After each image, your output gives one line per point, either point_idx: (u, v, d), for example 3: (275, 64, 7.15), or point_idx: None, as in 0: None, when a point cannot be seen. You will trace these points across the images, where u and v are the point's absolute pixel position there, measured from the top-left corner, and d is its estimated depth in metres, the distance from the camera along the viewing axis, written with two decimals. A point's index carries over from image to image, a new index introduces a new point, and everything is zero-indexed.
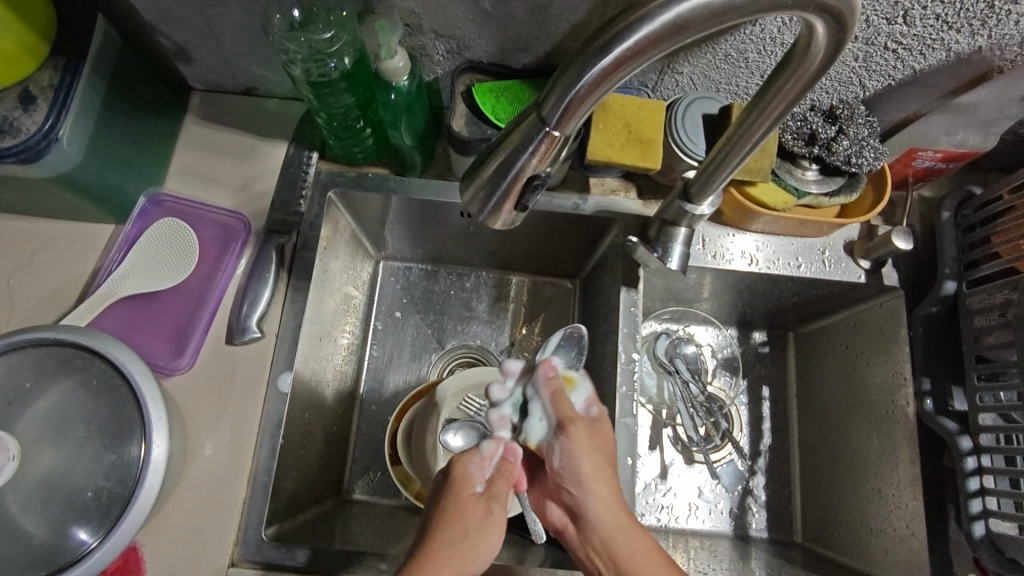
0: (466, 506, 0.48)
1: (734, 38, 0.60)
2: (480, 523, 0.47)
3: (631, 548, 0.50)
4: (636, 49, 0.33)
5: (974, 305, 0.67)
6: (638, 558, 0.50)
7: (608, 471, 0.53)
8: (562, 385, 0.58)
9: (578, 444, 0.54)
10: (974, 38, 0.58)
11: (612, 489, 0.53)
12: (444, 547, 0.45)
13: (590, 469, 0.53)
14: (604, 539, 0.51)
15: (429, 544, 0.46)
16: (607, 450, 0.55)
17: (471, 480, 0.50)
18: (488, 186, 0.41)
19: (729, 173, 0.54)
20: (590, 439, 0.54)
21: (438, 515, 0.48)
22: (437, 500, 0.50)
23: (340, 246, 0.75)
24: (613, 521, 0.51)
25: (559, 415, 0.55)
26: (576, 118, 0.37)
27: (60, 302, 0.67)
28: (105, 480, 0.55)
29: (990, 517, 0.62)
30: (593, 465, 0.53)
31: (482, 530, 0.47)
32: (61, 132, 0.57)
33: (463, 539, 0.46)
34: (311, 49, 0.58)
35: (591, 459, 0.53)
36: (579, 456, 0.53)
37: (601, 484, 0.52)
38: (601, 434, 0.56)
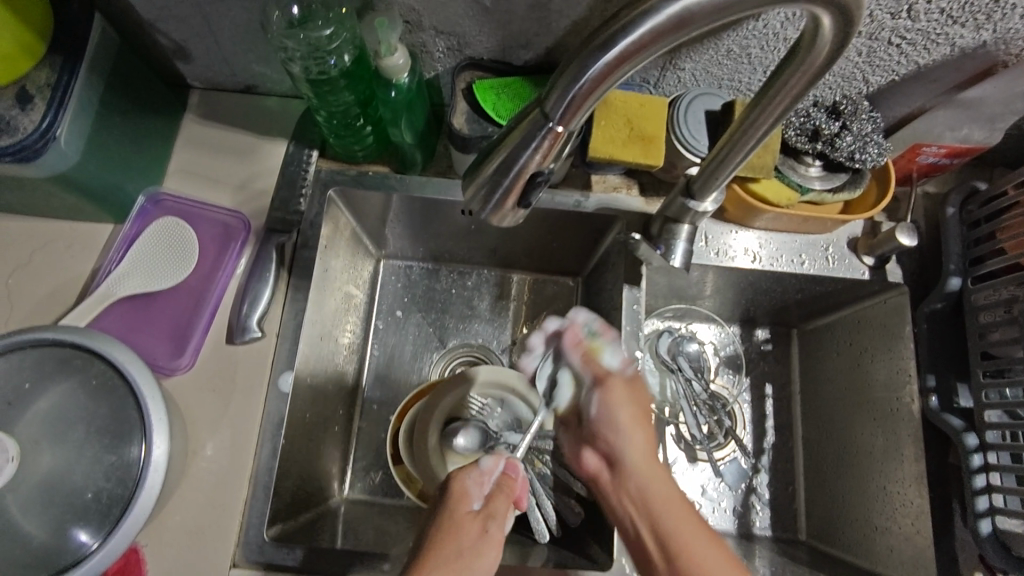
0: (464, 522, 0.48)
1: (737, 34, 0.60)
2: (477, 540, 0.47)
3: (666, 500, 0.49)
4: (640, 43, 0.32)
5: (979, 301, 0.67)
6: (672, 508, 0.49)
7: (643, 422, 0.54)
8: (590, 346, 0.60)
9: (614, 395, 0.56)
10: (979, 32, 0.57)
11: (648, 440, 0.54)
12: (438, 563, 0.44)
13: (625, 418, 0.54)
14: (636, 484, 0.51)
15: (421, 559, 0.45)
16: (642, 406, 0.56)
17: (469, 495, 0.50)
18: (490, 183, 0.41)
19: (733, 170, 0.53)
20: (627, 389, 0.56)
21: (435, 530, 0.47)
22: (434, 517, 0.49)
23: (341, 245, 0.75)
24: (644, 465, 0.52)
25: (593, 372, 0.58)
26: (579, 115, 0.37)
27: (59, 303, 0.67)
28: (105, 481, 0.55)
29: (996, 514, 0.62)
30: (627, 414, 0.54)
31: (477, 549, 0.46)
32: (58, 132, 0.57)
33: (459, 556, 0.45)
34: (310, 46, 0.58)
35: (627, 409, 0.55)
36: (615, 405, 0.55)
37: (634, 432, 0.54)
38: (638, 388, 0.56)
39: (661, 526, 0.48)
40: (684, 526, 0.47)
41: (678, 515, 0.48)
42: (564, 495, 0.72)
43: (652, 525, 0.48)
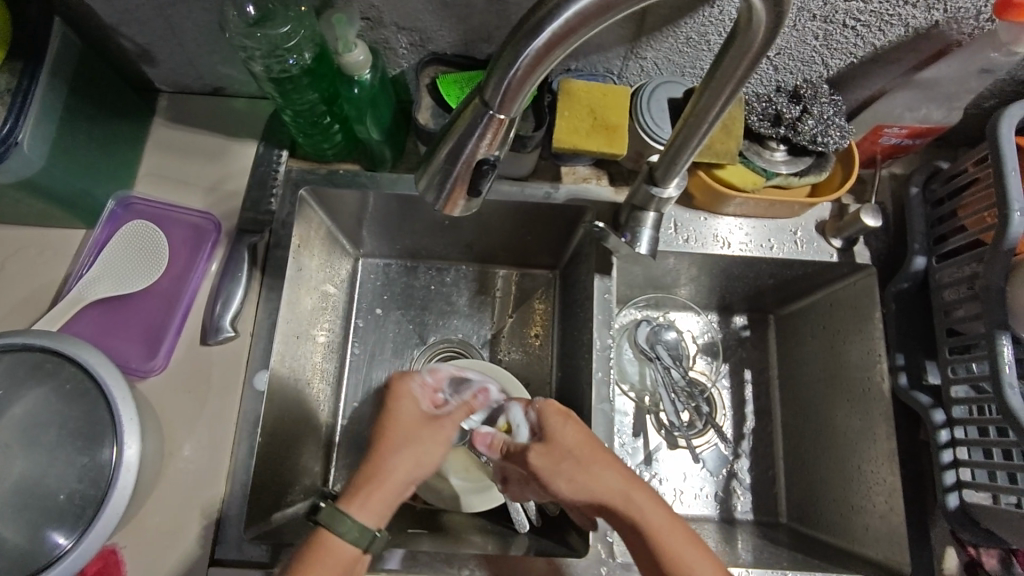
0: (414, 417, 0.56)
1: (693, 21, 0.61)
2: (435, 432, 0.56)
3: (650, 521, 0.49)
4: (567, 27, 0.33)
5: (944, 279, 0.67)
6: (659, 532, 0.49)
7: (585, 471, 0.52)
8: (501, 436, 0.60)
9: (543, 473, 0.53)
10: (930, 12, 0.58)
11: (601, 484, 0.51)
12: (402, 450, 0.53)
13: (567, 483, 0.52)
14: (618, 519, 0.51)
15: (385, 446, 0.54)
16: (568, 446, 0.54)
17: (413, 396, 0.58)
18: (441, 174, 0.41)
19: (690, 155, 0.54)
20: (546, 451, 0.54)
21: (388, 419, 0.56)
22: (382, 410, 0.58)
23: (316, 244, 0.75)
24: (612, 499, 0.51)
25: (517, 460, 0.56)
26: (518, 100, 0.37)
27: (32, 309, 0.67)
28: (78, 483, 0.55)
29: (963, 488, 0.63)
30: (565, 481, 0.52)
31: (422, 436, 0.55)
32: (20, 137, 0.57)
33: (418, 443, 0.54)
34: (269, 45, 0.58)
35: (560, 478, 0.52)
36: (552, 484, 0.52)
37: (587, 484, 0.51)
38: (550, 426, 0.56)
39: (656, 557, 0.48)
40: (661, 524, 0.49)
41: (655, 518, 0.49)
42: None
43: (651, 560, 0.49)
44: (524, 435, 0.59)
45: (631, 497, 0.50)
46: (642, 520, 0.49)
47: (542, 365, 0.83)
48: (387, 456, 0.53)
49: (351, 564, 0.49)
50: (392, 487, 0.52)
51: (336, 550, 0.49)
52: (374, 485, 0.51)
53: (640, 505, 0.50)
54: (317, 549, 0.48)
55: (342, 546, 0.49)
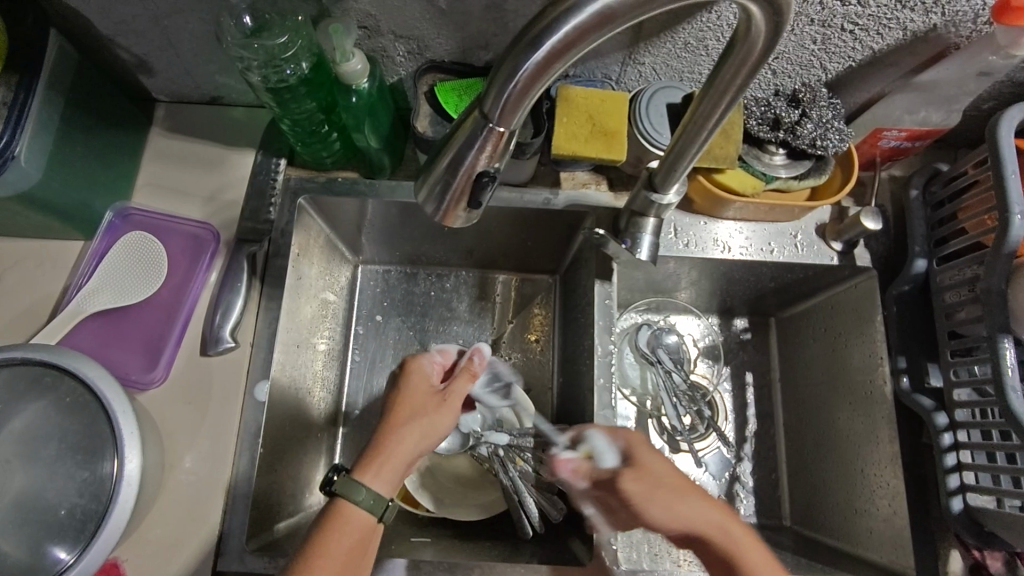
0: (423, 391, 0.62)
1: (691, 27, 0.61)
2: (440, 403, 0.61)
3: (748, 552, 0.49)
4: (566, 41, 0.33)
5: (945, 282, 0.67)
6: (756, 562, 0.49)
7: (681, 499, 0.52)
8: (586, 458, 0.59)
9: (638, 498, 0.53)
10: (928, 16, 0.58)
11: (698, 512, 0.51)
12: (410, 423, 0.58)
13: (662, 510, 0.52)
14: (714, 558, 0.50)
15: (396, 424, 0.58)
16: (659, 473, 0.54)
17: (422, 374, 0.63)
18: (441, 184, 0.41)
19: (690, 161, 0.53)
20: (639, 477, 0.54)
21: (398, 396, 0.60)
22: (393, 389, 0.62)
23: (315, 252, 0.75)
24: (710, 534, 0.51)
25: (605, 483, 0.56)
26: (517, 113, 0.37)
27: (31, 321, 0.67)
28: (79, 497, 0.55)
29: (967, 491, 0.63)
30: (660, 507, 0.52)
31: (431, 410, 0.60)
32: (17, 150, 0.56)
33: (425, 415, 0.59)
34: (265, 55, 0.58)
35: (656, 504, 0.52)
36: (648, 509, 0.52)
37: (682, 515, 0.51)
38: (640, 457, 0.56)
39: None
40: (754, 555, 0.49)
41: (756, 554, 0.49)
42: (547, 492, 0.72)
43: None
44: (610, 460, 0.57)
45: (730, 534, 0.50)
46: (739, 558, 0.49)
47: (544, 370, 0.82)
48: (395, 433, 0.57)
49: (368, 533, 0.52)
50: (400, 461, 0.56)
51: (353, 517, 0.52)
52: (384, 460, 0.55)
53: (738, 541, 0.50)
54: (338, 516, 0.52)
55: (359, 515, 0.52)
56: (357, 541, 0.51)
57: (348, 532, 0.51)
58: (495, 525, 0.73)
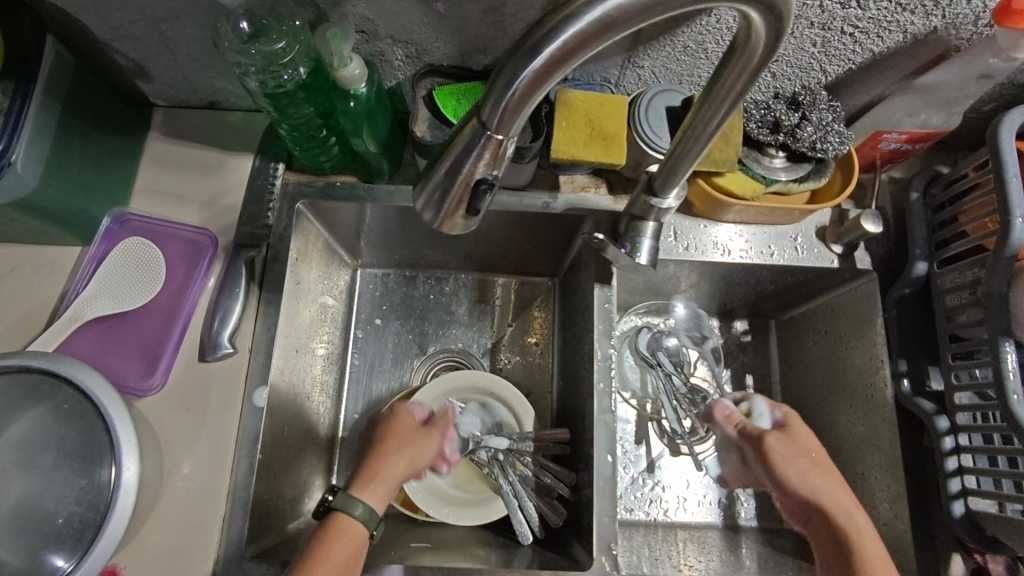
0: (411, 425, 0.63)
1: (691, 30, 0.60)
2: (427, 438, 0.62)
3: (854, 524, 0.54)
4: (565, 49, 0.33)
5: (945, 285, 0.67)
6: (862, 532, 0.54)
7: (818, 469, 0.58)
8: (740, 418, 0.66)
9: (777, 455, 0.59)
10: (928, 18, 0.58)
11: (825, 483, 0.57)
12: (402, 448, 0.59)
13: (797, 470, 0.58)
14: (828, 526, 0.55)
15: (392, 446, 0.59)
16: (807, 446, 0.61)
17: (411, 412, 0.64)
18: (439, 191, 0.41)
19: (690, 166, 0.53)
20: (788, 443, 0.60)
21: (388, 427, 0.61)
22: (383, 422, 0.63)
23: (313, 257, 0.75)
24: (837, 503, 0.56)
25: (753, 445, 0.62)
26: (515, 121, 0.37)
27: (28, 328, 0.66)
28: (76, 506, 0.55)
29: (969, 495, 0.62)
30: (798, 469, 0.58)
31: (418, 443, 0.60)
32: (14, 157, 0.56)
33: (413, 446, 0.60)
34: (263, 61, 0.57)
35: (794, 466, 0.58)
36: (783, 468, 0.58)
37: (819, 481, 0.57)
38: (800, 431, 0.62)
39: (856, 561, 0.52)
40: (863, 529, 0.54)
41: (867, 532, 0.54)
42: (546, 496, 0.72)
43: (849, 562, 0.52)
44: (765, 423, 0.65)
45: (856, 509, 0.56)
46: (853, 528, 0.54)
47: (543, 373, 0.82)
48: (393, 454, 0.58)
49: (360, 549, 0.52)
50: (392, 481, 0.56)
51: (350, 529, 0.52)
52: (380, 476, 0.56)
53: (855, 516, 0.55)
54: (334, 528, 0.52)
55: (356, 529, 0.52)
56: (352, 552, 0.51)
57: (344, 543, 0.51)
58: (494, 530, 0.73)
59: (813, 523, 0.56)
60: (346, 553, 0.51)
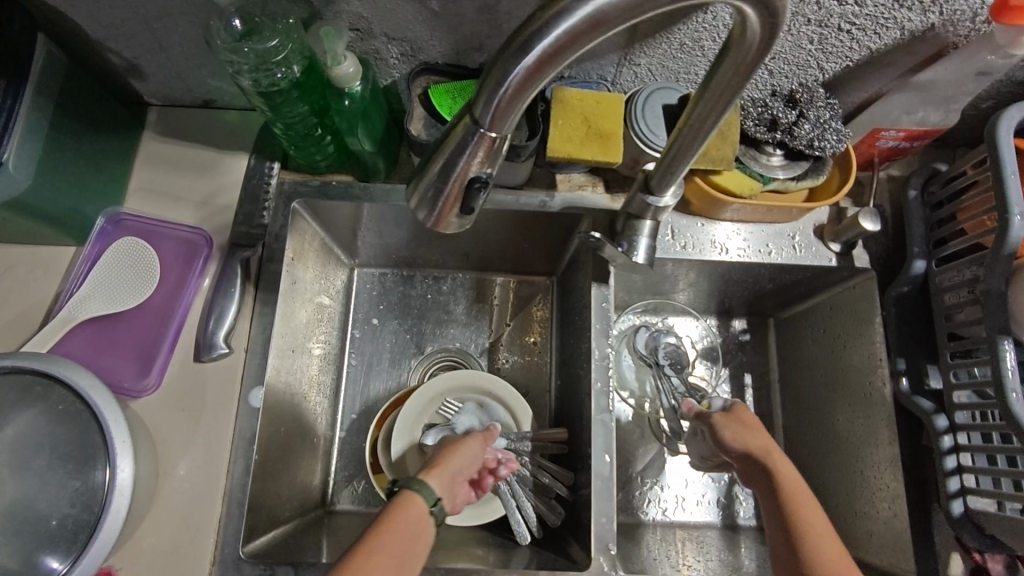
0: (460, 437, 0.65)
1: (687, 27, 0.60)
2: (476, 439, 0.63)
3: (783, 474, 0.56)
4: (557, 46, 0.32)
5: (944, 283, 0.67)
6: (790, 481, 0.55)
7: (753, 431, 0.60)
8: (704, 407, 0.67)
9: (719, 424, 0.62)
10: (926, 15, 0.57)
11: (758, 441, 0.59)
12: (458, 446, 0.61)
13: (732, 429, 0.61)
14: (767, 485, 0.56)
15: (449, 447, 0.61)
16: (743, 415, 0.63)
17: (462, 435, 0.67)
18: (432, 190, 0.40)
19: (686, 165, 0.53)
20: (728, 414, 0.63)
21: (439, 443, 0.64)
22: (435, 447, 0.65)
23: (310, 256, 0.75)
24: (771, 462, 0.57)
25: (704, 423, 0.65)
26: (508, 118, 0.36)
27: (22, 328, 0.66)
28: (70, 508, 0.54)
29: (968, 494, 0.62)
30: (735, 433, 0.61)
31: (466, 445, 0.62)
32: (5, 157, 0.56)
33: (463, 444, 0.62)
34: (256, 59, 0.57)
35: (731, 429, 0.61)
36: (723, 432, 0.61)
37: (751, 440, 0.59)
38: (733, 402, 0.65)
39: (788, 510, 0.53)
40: (791, 479, 0.56)
41: (795, 486, 0.55)
42: (544, 496, 0.72)
43: (787, 524, 0.53)
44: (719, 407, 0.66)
45: (781, 467, 0.56)
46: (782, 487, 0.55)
47: (541, 373, 0.82)
48: (451, 451, 0.60)
49: (425, 522, 0.51)
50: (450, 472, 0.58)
51: (414, 503, 0.52)
52: (438, 466, 0.58)
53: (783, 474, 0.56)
54: (398, 504, 0.51)
55: (420, 503, 0.52)
56: (420, 529, 0.50)
57: (410, 517, 0.50)
58: (492, 530, 0.72)
59: (755, 480, 0.58)
60: (413, 530, 0.50)
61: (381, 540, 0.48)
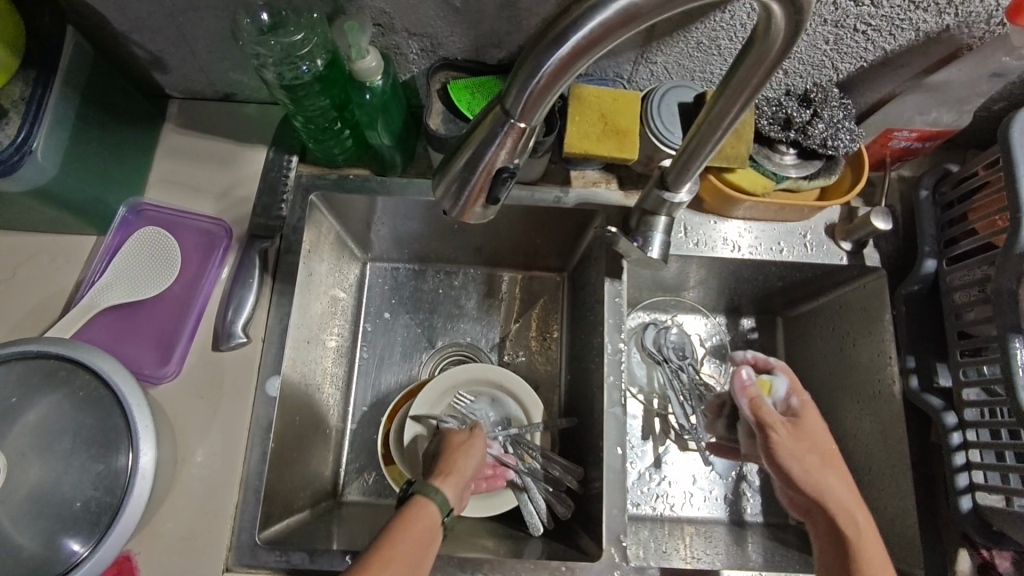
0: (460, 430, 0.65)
1: (705, 26, 0.61)
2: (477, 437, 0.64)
3: (853, 520, 0.56)
4: (590, 38, 0.33)
5: (955, 282, 0.68)
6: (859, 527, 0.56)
7: (828, 464, 0.58)
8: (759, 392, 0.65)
9: (784, 448, 0.59)
10: (941, 17, 0.58)
11: (833, 478, 0.58)
12: (466, 447, 0.62)
13: (802, 463, 0.58)
14: (827, 525, 0.57)
15: (453, 449, 0.62)
16: (817, 440, 0.60)
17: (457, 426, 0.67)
18: (459, 181, 0.41)
19: (703, 161, 0.54)
20: (797, 437, 0.60)
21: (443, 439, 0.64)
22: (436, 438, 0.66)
23: (325, 249, 0.76)
24: (838, 504, 0.57)
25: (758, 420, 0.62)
26: (538, 110, 0.37)
27: (44, 315, 0.67)
28: (93, 490, 0.55)
29: (976, 491, 0.63)
30: (803, 465, 0.58)
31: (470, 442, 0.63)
32: (34, 145, 0.57)
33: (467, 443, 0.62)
34: (282, 53, 0.58)
35: (798, 460, 0.59)
36: (787, 458, 0.59)
37: (821, 475, 0.58)
38: (807, 417, 0.63)
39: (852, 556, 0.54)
40: (861, 525, 0.56)
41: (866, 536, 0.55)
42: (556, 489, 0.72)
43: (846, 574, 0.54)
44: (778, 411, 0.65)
45: (853, 520, 0.56)
46: (848, 533, 0.55)
47: (551, 368, 0.83)
48: (458, 454, 0.61)
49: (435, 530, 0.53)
50: (461, 477, 0.59)
51: (427, 514, 0.53)
52: (451, 472, 0.59)
53: (850, 520, 0.56)
54: (408, 517, 0.52)
55: (431, 512, 0.53)
56: (430, 536, 0.52)
57: (422, 527, 0.52)
58: (501, 522, 0.73)
59: (810, 510, 0.59)
60: (423, 539, 0.51)
61: (397, 550, 0.49)
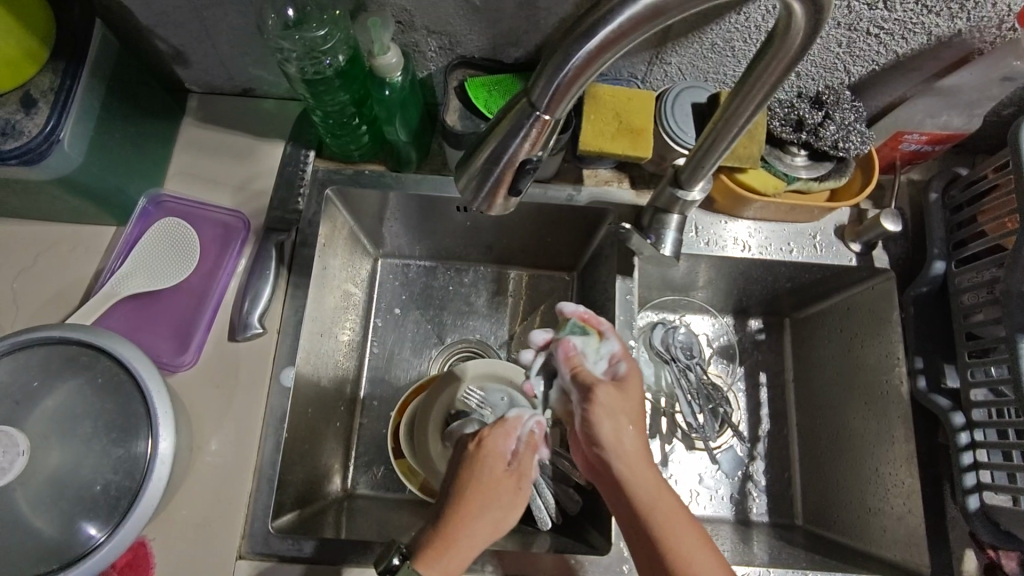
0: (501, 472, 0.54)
1: (719, 27, 0.62)
2: (514, 492, 0.53)
3: (656, 498, 0.49)
4: (620, 31, 0.34)
5: (963, 284, 0.68)
6: (657, 506, 0.49)
7: (634, 431, 0.53)
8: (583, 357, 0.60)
9: (601, 407, 0.54)
10: (953, 21, 0.59)
11: (638, 449, 0.52)
12: (497, 518, 0.51)
13: (616, 427, 0.53)
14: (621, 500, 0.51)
15: (478, 508, 0.51)
16: (628, 404, 0.55)
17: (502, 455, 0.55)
18: (481, 174, 0.42)
19: (717, 159, 0.55)
20: (616, 398, 0.55)
21: (479, 480, 0.52)
22: (469, 454, 0.55)
23: (339, 244, 0.77)
24: (637, 479, 0.51)
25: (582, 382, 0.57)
26: (564, 102, 0.38)
27: (64, 303, 0.68)
28: (114, 474, 0.56)
29: (984, 490, 0.63)
30: (615, 426, 0.53)
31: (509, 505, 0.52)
32: (62, 134, 0.58)
33: (500, 508, 0.51)
34: (305, 47, 0.59)
35: (614, 419, 0.53)
36: (602, 418, 0.54)
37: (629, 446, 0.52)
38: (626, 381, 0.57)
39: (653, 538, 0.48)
40: (663, 504, 0.49)
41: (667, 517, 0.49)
42: (563, 483, 0.72)
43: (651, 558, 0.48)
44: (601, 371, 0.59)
45: (655, 499, 0.49)
46: (654, 512, 0.49)
47: None
48: (480, 521, 0.50)
49: None
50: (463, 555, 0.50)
51: None
52: (456, 550, 0.49)
53: (661, 500, 0.49)
54: None
55: None
56: None
57: None
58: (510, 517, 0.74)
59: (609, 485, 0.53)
60: None
61: None
